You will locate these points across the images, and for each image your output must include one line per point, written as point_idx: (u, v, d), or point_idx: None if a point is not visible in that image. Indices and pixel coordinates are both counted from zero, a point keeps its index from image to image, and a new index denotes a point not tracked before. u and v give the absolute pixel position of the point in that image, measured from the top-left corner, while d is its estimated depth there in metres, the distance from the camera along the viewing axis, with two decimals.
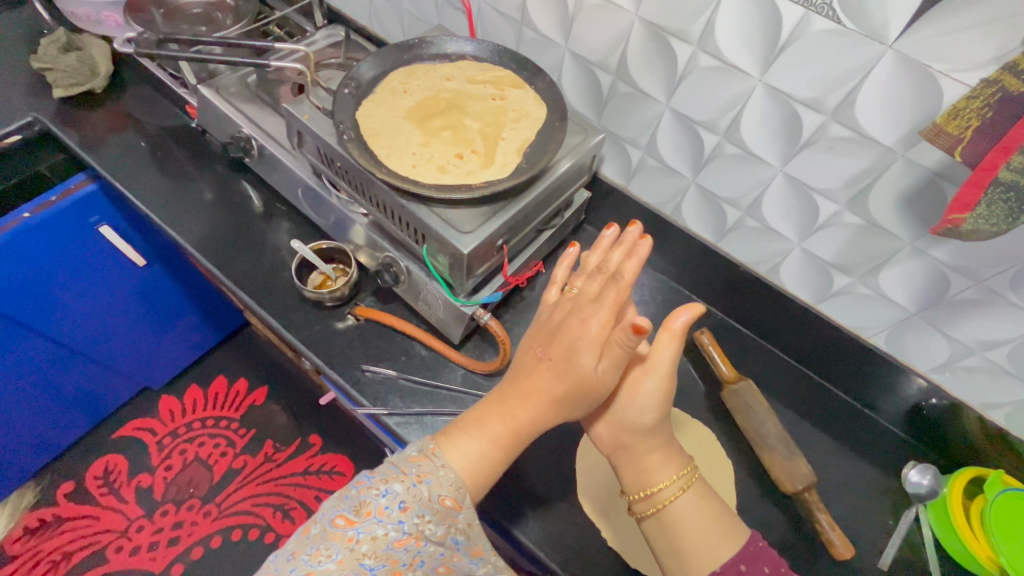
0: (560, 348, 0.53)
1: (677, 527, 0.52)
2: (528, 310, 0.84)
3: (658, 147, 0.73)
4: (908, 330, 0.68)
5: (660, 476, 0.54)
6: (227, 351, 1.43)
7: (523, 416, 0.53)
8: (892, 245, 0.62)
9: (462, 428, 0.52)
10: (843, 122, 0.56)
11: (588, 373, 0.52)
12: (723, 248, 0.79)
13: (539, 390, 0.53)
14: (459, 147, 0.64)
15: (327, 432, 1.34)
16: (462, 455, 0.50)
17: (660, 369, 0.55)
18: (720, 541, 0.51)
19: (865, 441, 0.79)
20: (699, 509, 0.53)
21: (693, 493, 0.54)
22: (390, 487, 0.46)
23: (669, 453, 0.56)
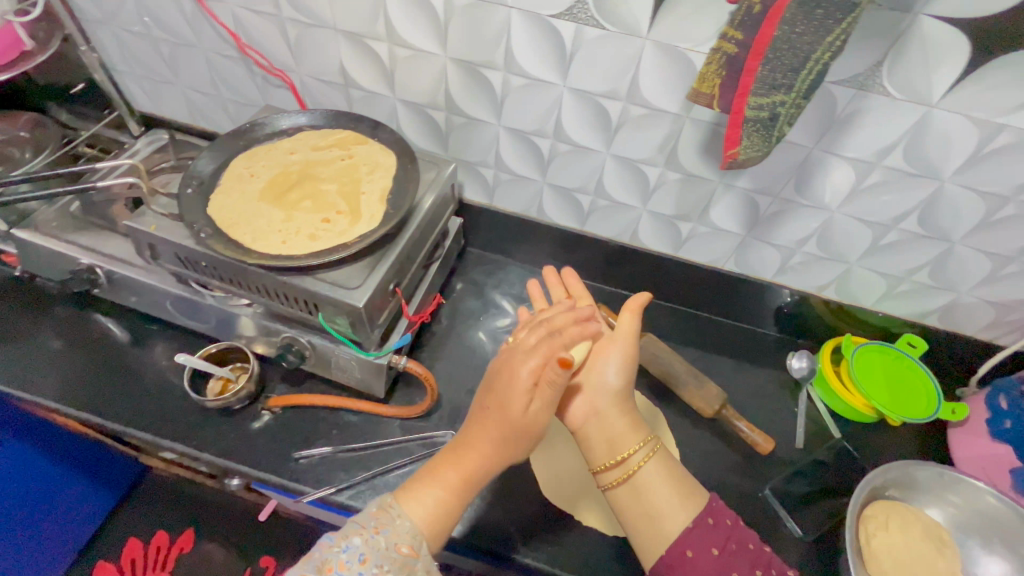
0: (496, 398, 0.54)
1: (649, 491, 0.57)
2: (443, 343, 0.88)
3: (505, 161, 0.81)
4: (747, 250, 0.82)
5: (629, 443, 0.59)
6: (131, 507, 1.26)
7: (473, 464, 0.54)
8: (710, 187, 0.74)
9: (420, 482, 0.53)
10: (637, 102, 0.67)
11: (518, 415, 0.52)
12: (589, 231, 0.89)
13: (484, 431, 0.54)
14: (323, 213, 0.66)
15: (279, 547, 1.23)
16: (420, 507, 0.51)
17: (624, 338, 0.63)
18: (688, 502, 0.56)
19: (753, 350, 0.92)
20: (665, 473, 0.58)
21: (658, 461, 0.59)
22: (350, 543, 0.47)
23: (636, 424, 0.61)
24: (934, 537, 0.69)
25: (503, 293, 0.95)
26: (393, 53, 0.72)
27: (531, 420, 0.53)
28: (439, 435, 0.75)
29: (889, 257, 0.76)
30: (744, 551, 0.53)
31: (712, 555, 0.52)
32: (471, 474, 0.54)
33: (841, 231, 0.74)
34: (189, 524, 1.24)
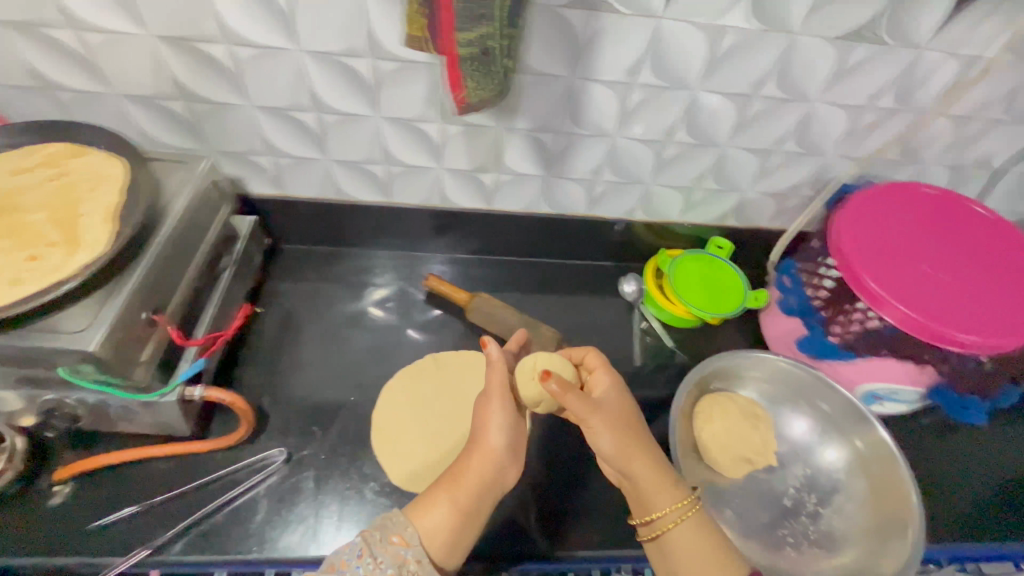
0: (479, 421, 0.60)
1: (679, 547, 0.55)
2: (266, 356, 0.81)
3: (276, 145, 0.73)
4: (553, 189, 0.81)
5: (661, 503, 0.56)
6: None
7: (470, 480, 0.56)
8: (494, 133, 0.72)
9: (425, 498, 0.55)
10: (384, 57, 0.61)
11: (486, 415, 0.60)
12: (397, 202, 0.84)
13: (478, 454, 0.58)
14: (28, 249, 0.54)
15: None
16: (426, 520, 0.53)
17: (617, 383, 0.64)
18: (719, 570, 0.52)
19: (587, 284, 0.95)
20: (698, 541, 0.55)
21: (691, 525, 0.55)
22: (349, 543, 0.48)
23: (674, 483, 0.58)
24: (751, 414, 0.77)
25: (327, 287, 0.89)
26: (85, 41, 0.60)
27: (499, 437, 0.59)
28: (271, 455, 0.71)
29: (677, 171, 0.79)
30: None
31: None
32: (470, 488, 0.56)
33: (629, 154, 0.75)
34: None
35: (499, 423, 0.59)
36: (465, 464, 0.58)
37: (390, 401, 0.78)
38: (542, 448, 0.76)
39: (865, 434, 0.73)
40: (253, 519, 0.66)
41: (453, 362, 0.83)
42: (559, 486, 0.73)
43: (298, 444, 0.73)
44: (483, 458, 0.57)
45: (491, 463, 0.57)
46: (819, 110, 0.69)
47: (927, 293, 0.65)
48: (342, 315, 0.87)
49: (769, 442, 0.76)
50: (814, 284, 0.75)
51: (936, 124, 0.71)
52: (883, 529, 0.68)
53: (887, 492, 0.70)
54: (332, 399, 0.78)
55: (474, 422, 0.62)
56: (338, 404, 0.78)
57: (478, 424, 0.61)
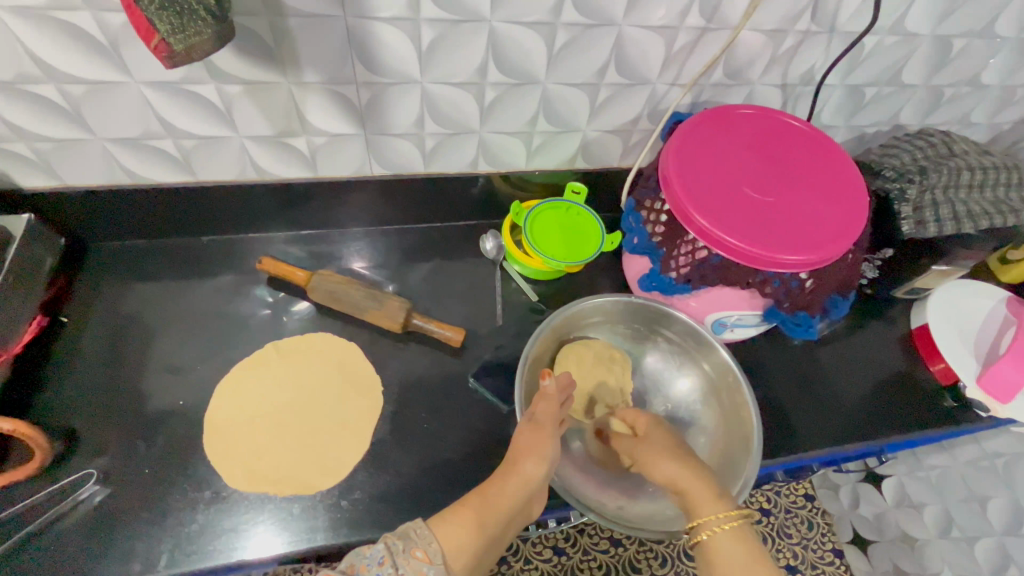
0: (521, 449, 0.64)
1: (722, 549, 0.56)
2: (79, 372, 0.72)
3: (24, 127, 0.62)
4: (378, 148, 0.75)
5: (707, 512, 0.59)
6: None
7: (500, 503, 0.60)
8: (284, 90, 0.64)
9: (451, 515, 0.58)
10: (107, 8, 0.52)
11: (527, 446, 0.64)
12: (208, 180, 0.75)
13: (514, 478, 0.62)
14: None
15: None
16: (449, 536, 0.55)
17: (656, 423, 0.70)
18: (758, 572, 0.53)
19: (447, 247, 0.90)
20: (742, 548, 0.56)
21: (738, 538, 0.56)
22: (372, 549, 0.51)
23: (723, 498, 0.60)
24: (606, 358, 0.77)
25: (150, 286, 0.80)
26: None
27: (538, 465, 0.63)
28: (82, 478, 0.65)
29: (505, 115, 0.73)
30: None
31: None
32: (496, 508, 0.60)
33: (444, 102, 0.69)
34: None
35: (540, 451, 0.64)
36: (500, 483, 0.62)
37: (226, 401, 0.72)
38: (398, 423, 0.73)
39: (709, 358, 0.75)
40: (66, 551, 0.61)
41: (296, 349, 0.77)
42: (416, 460, 0.71)
43: (119, 461, 0.67)
44: (513, 487, 0.62)
45: (517, 490, 0.62)
46: (627, 33, 0.65)
47: (726, 212, 0.64)
48: (170, 313, 0.78)
49: (624, 384, 0.77)
50: (652, 220, 0.73)
51: (750, 39, 0.69)
52: (730, 450, 0.71)
53: (734, 414, 0.72)
54: (160, 407, 0.71)
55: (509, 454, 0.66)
56: (167, 411, 0.71)
57: (511, 457, 0.65)
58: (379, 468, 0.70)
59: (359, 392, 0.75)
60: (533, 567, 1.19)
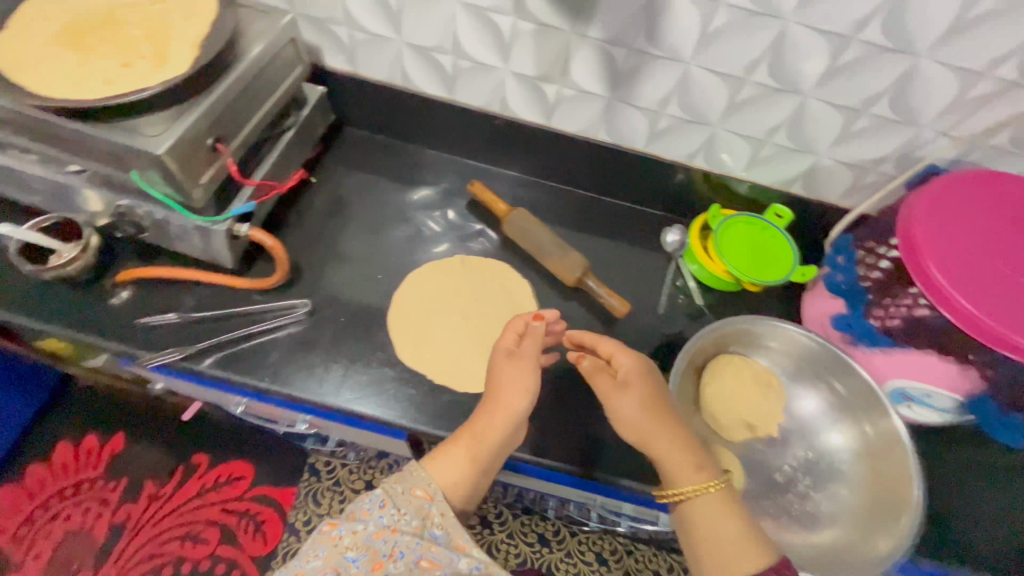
0: (499, 382, 0.65)
1: (713, 525, 0.55)
2: (312, 226, 0.86)
3: (357, 17, 0.75)
4: (614, 116, 0.79)
5: (686, 483, 0.58)
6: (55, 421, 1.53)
7: (485, 434, 0.61)
8: (565, 39, 0.70)
9: (442, 448, 0.60)
10: None
11: (509, 379, 0.64)
12: (460, 101, 0.84)
13: (500, 410, 0.62)
14: (124, 57, 0.59)
15: (211, 451, 1.51)
16: (441, 467, 0.58)
17: (641, 368, 0.64)
18: (744, 552, 0.53)
19: (629, 227, 0.92)
20: (724, 522, 0.55)
21: (718, 514, 0.56)
22: (373, 493, 0.55)
23: (700, 463, 0.59)
24: (763, 383, 0.75)
25: (377, 177, 0.92)
26: None
27: (523, 397, 0.63)
28: (297, 305, 0.77)
29: (749, 116, 0.74)
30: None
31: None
32: (484, 438, 0.61)
33: (699, 89, 0.72)
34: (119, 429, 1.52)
35: (509, 375, 0.65)
36: (479, 415, 0.63)
37: (408, 293, 0.82)
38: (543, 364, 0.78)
39: (875, 424, 0.70)
40: (270, 355, 0.74)
41: (475, 271, 0.85)
42: (553, 402, 0.75)
43: (322, 303, 0.79)
44: (501, 416, 0.62)
45: (500, 422, 0.62)
46: (921, 68, 0.63)
47: (974, 278, 0.58)
48: (386, 202, 0.90)
49: (775, 413, 0.74)
50: (867, 263, 0.70)
51: None
52: (875, 519, 0.66)
53: (890, 488, 0.67)
54: (360, 275, 0.83)
55: (492, 386, 0.65)
56: (364, 282, 0.82)
57: (489, 385, 0.65)
58: None
59: None
60: (572, 562, 1.20)
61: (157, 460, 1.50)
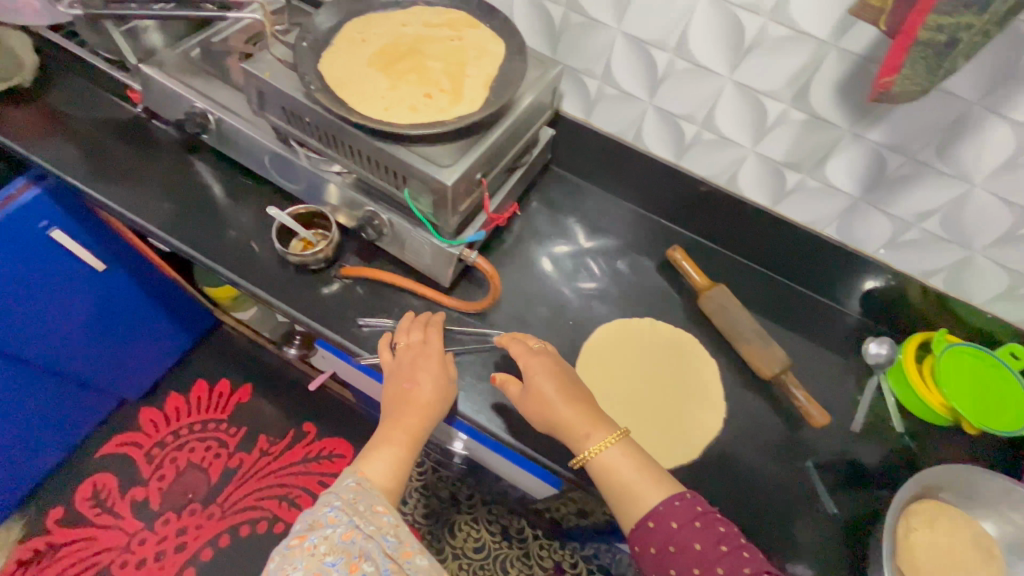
0: (405, 384, 0.69)
1: (612, 474, 0.62)
2: (509, 255, 0.89)
3: (615, 75, 0.76)
4: (855, 216, 0.75)
5: (591, 442, 0.64)
6: (200, 355, 1.68)
7: (413, 427, 0.66)
8: (836, 135, 0.67)
9: (374, 449, 0.64)
10: (780, 21, 0.60)
11: (429, 386, 0.68)
12: (684, 167, 0.84)
13: (415, 411, 0.67)
14: (425, 88, 0.64)
15: (320, 423, 1.61)
16: (378, 469, 0.62)
17: (546, 364, 0.69)
18: (657, 489, 0.60)
19: (827, 327, 0.86)
20: (633, 463, 0.62)
21: (630, 466, 0.62)
22: (332, 505, 0.56)
23: (599, 422, 0.65)
24: (982, 547, 0.67)
25: (575, 219, 0.93)
26: None
27: (432, 401, 0.68)
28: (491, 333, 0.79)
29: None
30: (704, 536, 0.56)
31: (668, 527, 0.56)
32: (413, 432, 0.66)
33: (975, 211, 0.66)
34: (247, 382, 1.65)
35: (426, 377, 0.69)
36: (402, 411, 0.67)
37: (590, 350, 0.80)
38: (724, 455, 0.74)
39: None
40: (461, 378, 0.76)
41: (658, 337, 0.82)
42: (732, 500, 0.71)
43: None
44: (418, 413, 0.67)
45: (426, 417, 0.67)
46: None
47: None
48: (580, 248, 0.91)
49: None
50: None
51: None
52: None
53: None
54: (550, 315, 0.83)
55: (405, 381, 0.69)
56: (554, 323, 0.83)
57: (392, 394, 0.69)
58: (697, 482, 0.72)
59: (705, 404, 0.77)
60: None
61: (274, 418, 1.61)
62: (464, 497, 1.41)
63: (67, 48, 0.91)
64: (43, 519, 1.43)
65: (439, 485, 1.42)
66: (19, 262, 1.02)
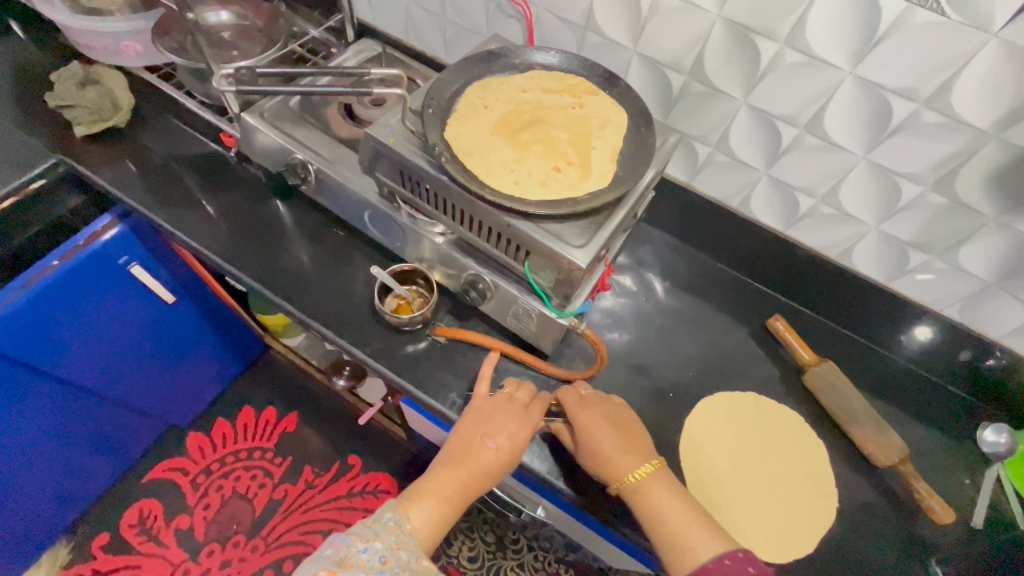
0: (476, 434, 0.64)
1: (651, 508, 0.60)
2: (601, 317, 0.86)
3: (731, 143, 0.74)
4: (982, 300, 0.71)
5: (627, 472, 0.62)
6: (247, 381, 1.66)
7: (470, 485, 0.62)
8: (977, 222, 0.64)
9: (424, 491, 0.61)
10: (936, 109, 0.57)
11: (501, 444, 0.64)
12: (792, 236, 0.80)
13: (477, 468, 0.63)
14: (553, 161, 0.63)
15: (366, 456, 1.57)
16: (422, 516, 0.60)
17: (592, 405, 0.67)
18: (703, 536, 0.58)
19: (941, 408, 0.81)
20: (671, 499, 0.60)
21: (672, 506, 0.60)
22: (369, 545, 0.54)
23: (635, 454, 0.63)
24: None
25: (667, 280, 0.90)
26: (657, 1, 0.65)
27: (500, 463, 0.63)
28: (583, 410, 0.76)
29: None
30: None
31: None
32: (467, 488, 0.62)
33: None
34: (294, 410, 1.63)
35: (499, 436, 0.64)
36: (460, 461, 0.63)
37: (691, 432, 0.76)
38: (842, 549, 0.70)
39: None
40: (562, 452, 0.72)
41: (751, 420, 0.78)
42: None
43: None
44: (478, 472, 0.63)
45: (485, 479, 0.63)
46: None
47: None
48: (674, 311, 0.88)
49: None
50: None
51: None
52: None
53: None
54: (648, 384, 0.80)
55: (474, 430, 0.65)
56: (653, 393, 0.79)
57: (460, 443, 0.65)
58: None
59: (816, 494, 0.72)
60: None
61: (320, 449, 1.58)
62: (510, 542, 1.35)
63: (165, 90, 0.91)
64: (87, 545, 1.40)
65: (484, 528, 1.36)
66: (96, 297, 1.01)
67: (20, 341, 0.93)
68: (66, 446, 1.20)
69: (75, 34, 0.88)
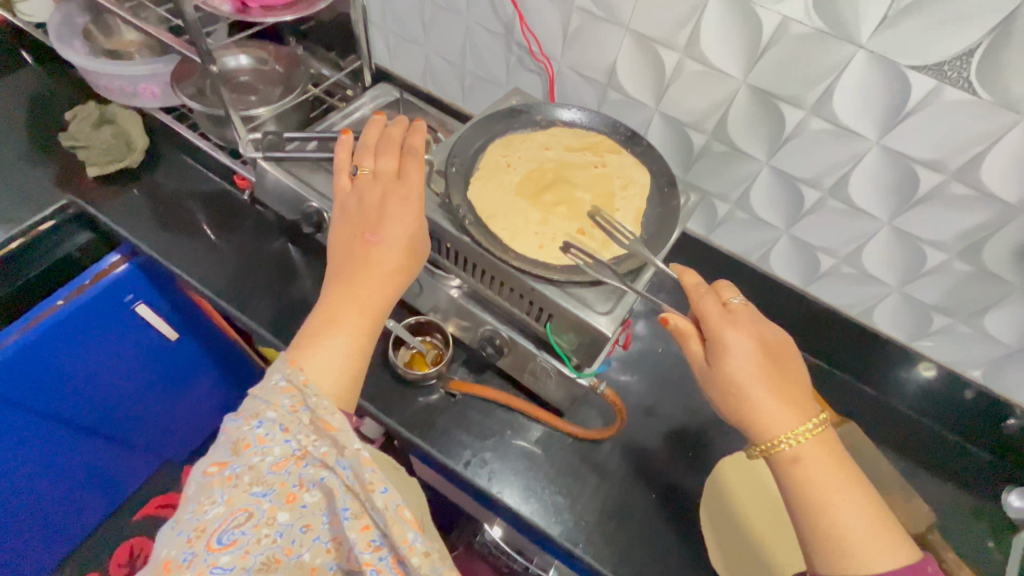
0: (365, 242, 0.55)
1: (803, 485, 0.45)
2: (618, 372, 0.83)
3: (751, 202, 0.73)
4: (1009, 364, 0.70)
5: (781, 431, 0.47)
6: None
7: (370, 294, 0.53)
8: (1005, 290, 0.63)
9: (320, 337, 0.51)
10: (964, 181, 0.57)
11: (397, 228, 0.55)
12: (813, 293, 0.79)
13: (378, 258, 0.54)
14: (577, 223, 0.62)
15: None
16: (322, 365, 0.49)
17: (751, 334, 0.50)
18: (876, 535, 0.44)
19: (973, 473, 0.78)
20: (835, 473, 0.46)
21: (838, 492, 0.45)
22: (262, 418, 0.45)
23: (799, 412, 0.48)
24: None
25: None
26: (682, 66, 0.66)
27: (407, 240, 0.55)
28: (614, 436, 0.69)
29: None
30: None
31: None
32: (368, 291, 0.53)
33: None
34: None
35: (392, 220, 0.55)
36: (358, 281, 0.53)
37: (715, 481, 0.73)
38: None
39: None
40: (580, 518, 0.69)
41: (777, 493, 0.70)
42: None
43: (630, 468, 0.74)
44: (379, 276, 0.54)
45: (390, 284, 0.54)
46: None
47: None
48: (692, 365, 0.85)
49: None
50: None
51: None
52: None
53: None
54: (667, 443, 0.77)
55: (362, 243, 0.55)
56: (672, 454, 0.76)
57: (356, 263, 0.54)
58: None
59: None
60: None
61: None
62: None
63: (180, 132, 0.91)
64: None
65: None
66: (97, 335, 0.98)
67: (16, 381, 0.90)
68: (58, 487, 1.15)
69: (95, 76, 0.88)
